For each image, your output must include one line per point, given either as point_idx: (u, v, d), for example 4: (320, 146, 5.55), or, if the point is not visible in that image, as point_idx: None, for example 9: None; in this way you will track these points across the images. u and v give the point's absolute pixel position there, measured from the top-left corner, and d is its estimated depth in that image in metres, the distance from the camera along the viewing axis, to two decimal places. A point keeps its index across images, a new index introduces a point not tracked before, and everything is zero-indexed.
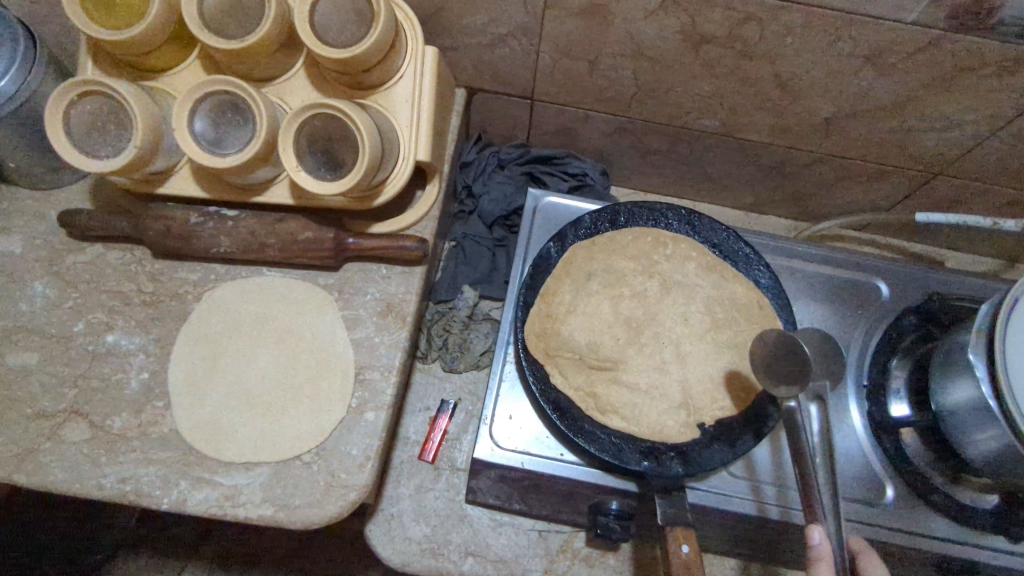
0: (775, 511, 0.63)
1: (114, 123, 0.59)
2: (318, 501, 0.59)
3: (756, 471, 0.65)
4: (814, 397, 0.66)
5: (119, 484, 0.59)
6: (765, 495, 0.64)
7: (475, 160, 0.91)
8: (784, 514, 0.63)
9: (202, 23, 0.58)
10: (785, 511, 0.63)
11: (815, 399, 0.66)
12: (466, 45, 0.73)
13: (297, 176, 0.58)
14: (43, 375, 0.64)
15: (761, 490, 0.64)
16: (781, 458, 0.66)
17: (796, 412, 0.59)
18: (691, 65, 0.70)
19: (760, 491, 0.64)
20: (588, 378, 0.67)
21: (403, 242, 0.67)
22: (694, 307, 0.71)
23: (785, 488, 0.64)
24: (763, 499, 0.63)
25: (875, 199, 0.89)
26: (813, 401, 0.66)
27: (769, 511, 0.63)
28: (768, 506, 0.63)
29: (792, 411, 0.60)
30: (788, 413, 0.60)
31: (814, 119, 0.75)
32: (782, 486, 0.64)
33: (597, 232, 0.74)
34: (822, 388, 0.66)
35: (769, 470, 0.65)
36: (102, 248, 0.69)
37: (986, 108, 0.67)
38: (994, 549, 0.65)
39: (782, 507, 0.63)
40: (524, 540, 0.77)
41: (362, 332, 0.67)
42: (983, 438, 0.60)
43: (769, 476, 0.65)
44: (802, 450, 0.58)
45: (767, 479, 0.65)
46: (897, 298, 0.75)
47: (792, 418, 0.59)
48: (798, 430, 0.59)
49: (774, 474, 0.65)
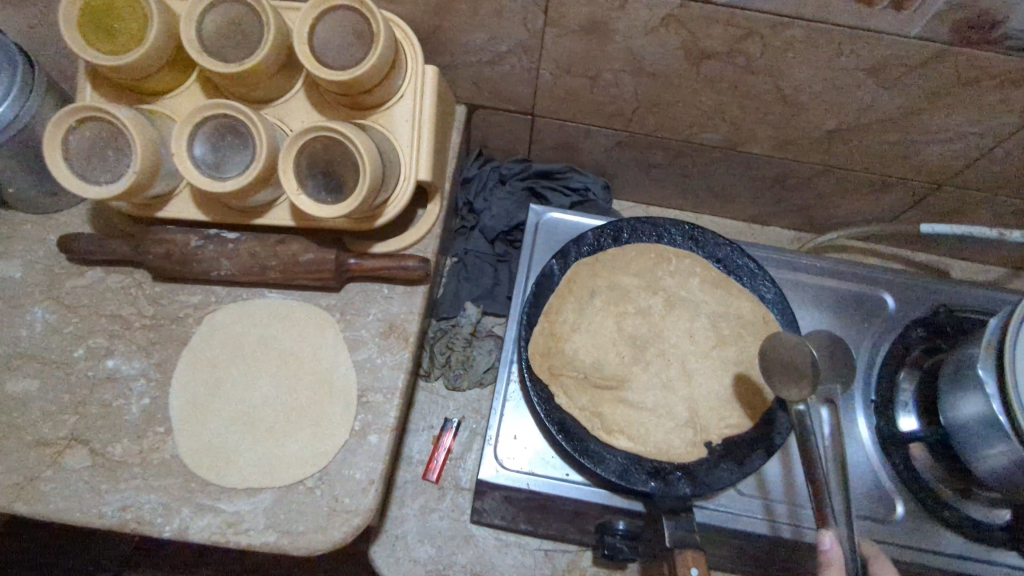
0: (788, 530, 0.62)
1: (112, 148, 0.58)
2: (322, 527, 0.58)
3: (767, 489, 0.64)
4: (823, 400, 0.67)
5: (120, 513, 0.59)
6: (777, 514, 0.63)
7: (476, 175, 0.91)
8: (796, 533, 0.62)
9: (201, 46, 0.58)
10: (797, 530, 0.62)
11: (825, 401, 0.67)
12: (466, 63, 0.73)
13: (297, 200, 0.58)
14: (44, 402, 0.64)
15: (772, 508, 0.63)
16: (792, 476, 0.64)
17: (807, 415, 0.58)
18: (692, 80, 0.70)
19: (771, 509, 0.63)
20: (592, 398, 0.66)
21: (404, 263, 0.66)
22: (698, 323, 0.71)
23: (797, 506, 0.63)
24: (773, 518, 0.62)
25: (880, 210, 0.89)
26: (824, 405, 0.67)
27: (782, 531, 0.62)
28: (779, 525, 0.62)
29: (802, 414, 0.58)
30: (798, 415, 0.58)
31: (817, 131, 0.75)
32: (794, 504, 0.63)
33: (600, 249, 0.73)
34: (832, 390, 0.67)
35: (780, 488, 0.64)
36: (102, 272, 0.69)
37: (991, 120, 0.67)
38: (1007, 565, 0.64)
39: (793, 525, 0.62)
40: (531, 560, 0.76)
41: (365, 353, 0.66)
42: (993, 455, 0.59)
43: (781, 494, 0.64)
44: (813, 452, 0.56)
45: (778, 497, 0.63)
46: (904, 311, 0.74)
47: (803, 421, 0.58)
48: (810, 434, 0.57)
49: (785, 492, 0.64)
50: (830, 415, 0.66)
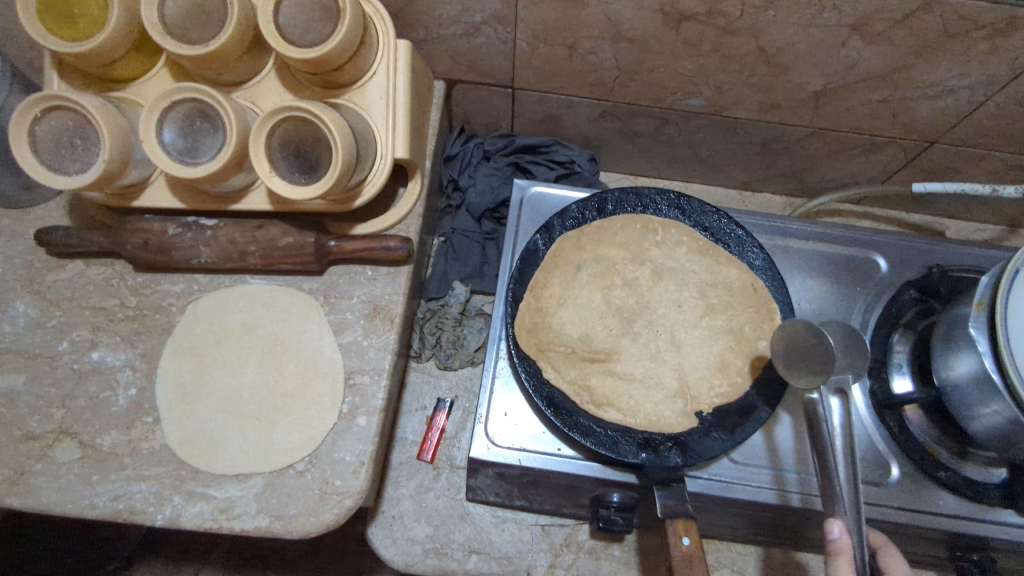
0: (797, 499, 0.61)
1: (80, 138, 0.57)
2: (313, 510, 0.58)
3: (778, 458, 0.64)
4: (835, 390, 0.61)
5: (112, 503, 0.59)
6: (787, 483, 0.62)
7: (460, 153, 0.88)
8: (806, 501, 0.61)
9: (165, 28, 0.56)
10: (807, 499, 0.61)
11: (837, 392, 0.61)
12: (441, 36, 0.72)
13: (271, 182, 0.56)
14: (30, 397, 0.63)
15: (782, 478, 0.63)
16: (804, 446, 0.64)
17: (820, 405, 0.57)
18: (672, 44, 0.68)
19: (781, 479, 0.63)
20: (581, 371, 0.65)
21: (386, 243, 0.65)
22: (687, 293, 0.70)
23: (807, 475, 0.63)
24: (785, 488, 0.62)
25: (872, 170, 0.87)
26: (835, 394, 0.61)
27: (791, 499, 0.61)
28: (790, 494, 0.62)
29: (814, 404, 0.57)
30: (811, 405, 0.57)
31: (803, 92, 0.73)
32: (804, 473, 0.63)
33: (584, 222, 0.72)
34: (846, 380, 0.60)
35: (791, 456, 0.64)
36: (82, 264, 0.69)
37: (980, 72, 0.65)
38: (1003, 524, 0.64)
39: (804, 494, 0.62)
40: (528, 535, 0.77)
41: (350, 336, 0.66)
42: (988, 414, 0.58)
43: (792, 463, 0.63)
44: (824, 443, 0.55)
45: (789, 466, 0.63)
46: (895, 272, 0.73)
47: (815, 411, 0.57)
48: (822, 424, 0.56)
49: (796, 460, 0.63)
50: (841, 406, 0.61)
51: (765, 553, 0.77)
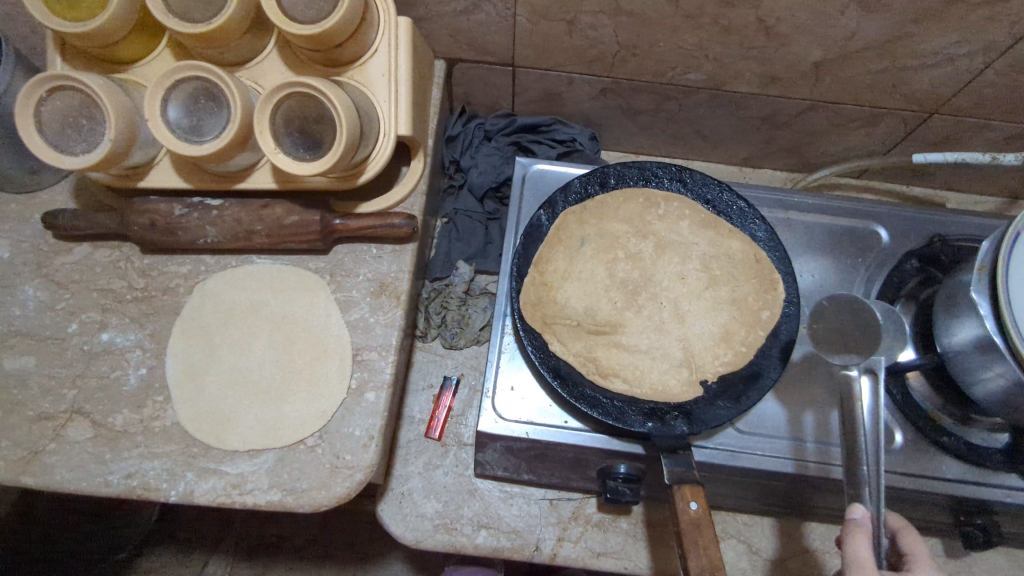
0: (814, 468, 0.62)
1: (86, 118, 0.58)
2: (325, 484, 0.59)
3: (798, 430, 0.64)
4: (865, 370, 0.58)
5: (125, 480, 0.59)
6: (806, 453, 0.63)
7: (460, 133, 0.89)
8: (823, 470, 0.62)
9: (167, 8, 0.57)
10: (824, 467, 0.62)
11: (867, 371, 0.58)
12: (442, 14, 0.72)
13: (276, 159, 0.57)
14: (42, 378, 0.64)
15: (802, 449, 0.63)
16: (823, 416, 0.65)
17: (854, 381, 0.57)
18: (671, 17, 0.68)
19: (800, 449, 0.63)
20: (587, 343, 0.66)
21: (391, 220, 0.66)
22: (690, 265, 0.70)
23: (827, 445, 0.63)
24: (803, 458, 0.62)
25: (873, 142, 0.87)
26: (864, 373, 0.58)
27: (809, 468, 0.62)
28: (807, 463, 0.62)
29: (851, 379, 0.57)
30: (846, 381, 0.58)
31: (803, 64, 0.73)
32: (823, 442, 0.63)
33: (587, 197, 0.72)
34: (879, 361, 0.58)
35: (811, 427, 0.64)
36: (90, 248, 0.69)
37: (980, 38, 0.65)
38: (1007, 487, 0.64)
39: (820, 463, 0.62)
40: (536, 509, 0.78)
41: (357, 313, 0.67)
42: (990, 376, 0.58)
43: (812, 433, 0.64)
44: (855, 422, 0.56)
45: (808, 437, 0.64)
46: (897, 242, 0.74)
47: (849, 385, 0.57)
48: (854, 402, 0.56)
49: (817, 431, 0.64)
50: (871, 385, 0.58)
51: (772, 523, 0.78)
